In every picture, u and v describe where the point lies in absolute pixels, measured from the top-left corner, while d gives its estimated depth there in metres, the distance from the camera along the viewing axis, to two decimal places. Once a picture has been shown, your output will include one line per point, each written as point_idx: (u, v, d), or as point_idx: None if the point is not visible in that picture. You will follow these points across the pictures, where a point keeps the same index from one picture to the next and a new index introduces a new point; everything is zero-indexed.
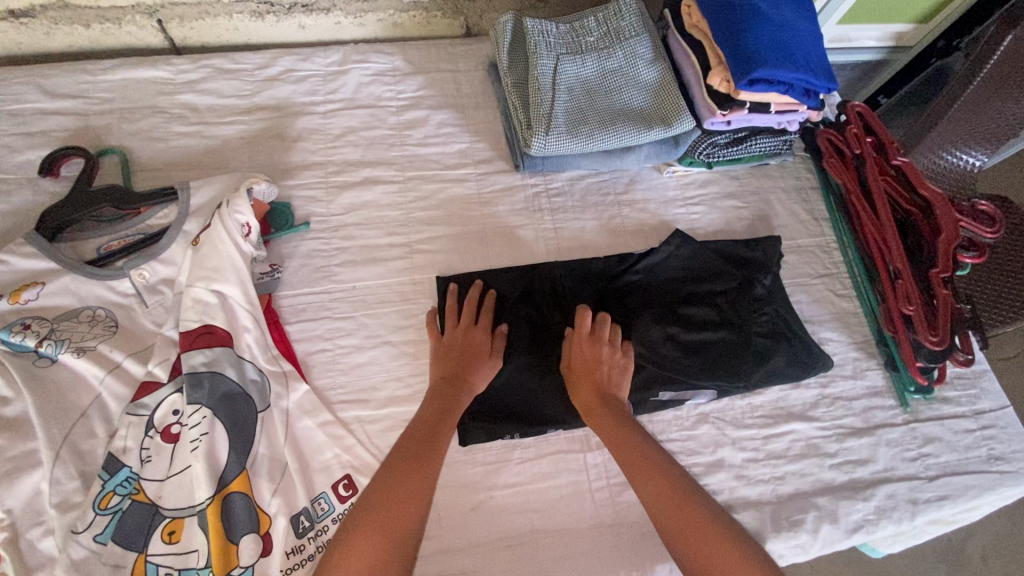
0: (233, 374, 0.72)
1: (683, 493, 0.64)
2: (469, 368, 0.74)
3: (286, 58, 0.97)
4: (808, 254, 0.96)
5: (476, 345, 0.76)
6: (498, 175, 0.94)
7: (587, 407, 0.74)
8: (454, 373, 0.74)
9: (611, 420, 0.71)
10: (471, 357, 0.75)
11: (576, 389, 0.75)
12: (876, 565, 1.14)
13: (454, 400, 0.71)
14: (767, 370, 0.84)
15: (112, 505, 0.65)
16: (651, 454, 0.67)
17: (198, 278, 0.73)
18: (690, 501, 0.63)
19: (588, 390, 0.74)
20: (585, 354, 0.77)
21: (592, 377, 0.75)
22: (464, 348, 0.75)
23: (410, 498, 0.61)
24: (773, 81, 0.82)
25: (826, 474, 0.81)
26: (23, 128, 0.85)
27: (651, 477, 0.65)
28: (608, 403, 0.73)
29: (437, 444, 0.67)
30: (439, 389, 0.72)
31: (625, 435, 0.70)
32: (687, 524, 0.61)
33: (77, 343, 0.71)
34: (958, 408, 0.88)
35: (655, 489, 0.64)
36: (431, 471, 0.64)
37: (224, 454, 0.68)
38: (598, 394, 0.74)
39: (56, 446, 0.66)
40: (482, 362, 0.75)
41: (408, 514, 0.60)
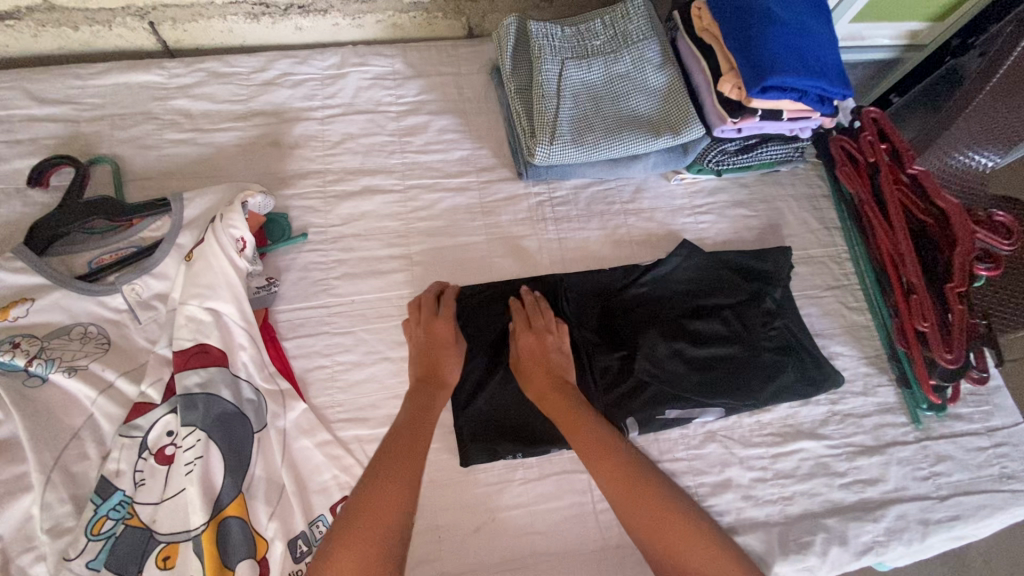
0: (228, 394, 0.70)
1: (644, 477, 0.65)
2: (442, 365, 0.73)
3: (282, 62, 0.94)
4: (819, 265, 0.93)
5: (443, 338, 0.74)
6: (501, 183, 0.92)
7: (540, 397, 0.72)
8: (427, 370, 0.72)
9: (569, 407, 0.70)
10: (444, 354, 0.74)
11: (528, 381, 0.74)
12: None
13: (433, 397, 0.70)
14: (776, 387, 0.82)
15: (104, 531, 0.63)
16: (609, 439, 0.68)
17: (191, 295, 0.71)
18: (652, 487, 0.65)
19: (542, 381, 0.73)
20: (530, 344, 0.75)
21: (542, 367, 0.74)
22: (432, 343, 0.74)
23: (398, 507, 0.60)
24: (786, 89, 0.79)
25: (836, 494, 0.79)
26: (11, 136, 0.83)
27: (613, 465, 0.66)
28: (564, 391, 0.72)
29: (419, 447, 0.65)
30: (415, 389, 0.71)
31: (584, 423, 0.69)
32: (650, 509, 0.63)
33: (68, 362, 0.69)
34: (971, 425, 0.86)
35: (618, 477, 0.65)
36: (416, 470, 0.63)
37: (220, 477, 0.66)
38: (551, 385, 0.72)
39: (47, 469, 0.64)
40: (452, 355, 0.74)
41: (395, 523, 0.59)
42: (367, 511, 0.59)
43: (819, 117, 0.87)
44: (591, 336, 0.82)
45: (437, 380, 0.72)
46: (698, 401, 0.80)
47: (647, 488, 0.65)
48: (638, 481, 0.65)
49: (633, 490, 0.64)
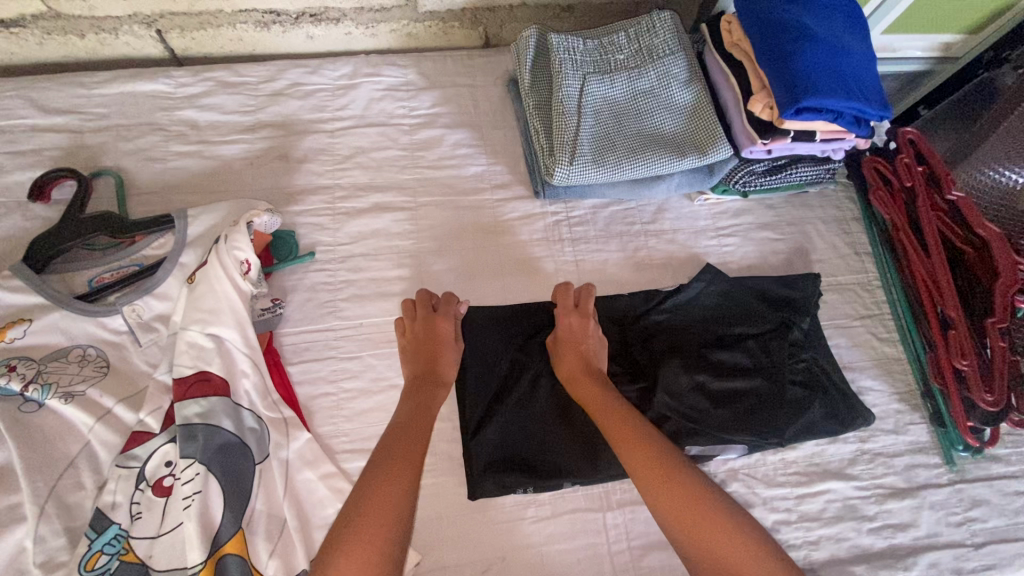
0: (230, 425, 0.67)
1: (672, 463, 0.61)
2: (441, 363, 0.72)
3: (292, 71, 0.90)
4: (848, 293, 0.89)
5: (440, 334, 0.73)
6: (516, 202, 0.88)
7: (570, 377, 0.72)
8: (425, 368, 0.71)
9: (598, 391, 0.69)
10: (443, 350, 0.72)
11: (562, 360, 0.73)
12: None
13: (432, 394, 0.69)
14: (802, 424, 0.78)
15: (99, 567, 0.60)
16: (635, 422, 0.65)
17: (192, 321, 0.68)
18: (680, 473, 0.60)
19: (575, 364, 0.72)
20: (572, 324, 0.74)
21: (576, 351, 0.73)
22: (428, 339, 0.73)
23: (399, 493, 0.58)
24: (820, 110, 0.75)
25: (864, 540, 0.75)
26: (13, 146, 0.80)
27: (639, 449, 0.62)
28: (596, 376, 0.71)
29: (421, 441, 0.64)
30: (415, 386, 0.70)
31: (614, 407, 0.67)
32: (677, 495, 0.59)
33: (65, 387, 0.67)
34: (1008, 467, 0.81)
35: (643, 463, 0.62)
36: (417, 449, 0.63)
37: (219, 513, 0.63)
38: (583, 367, 0.71)
39: (41, 500, 0.62)
40: (449, 351, 0.73)
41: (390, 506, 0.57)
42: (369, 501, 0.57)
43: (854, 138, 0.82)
44: (611, 365, 0.79)
45: (436, 378, 0.71)
46: (722, 438, 0.76)
47: (675, 474, 0.60)
48: (666, 467, 0.61)
49: (660, 477, 0.60)
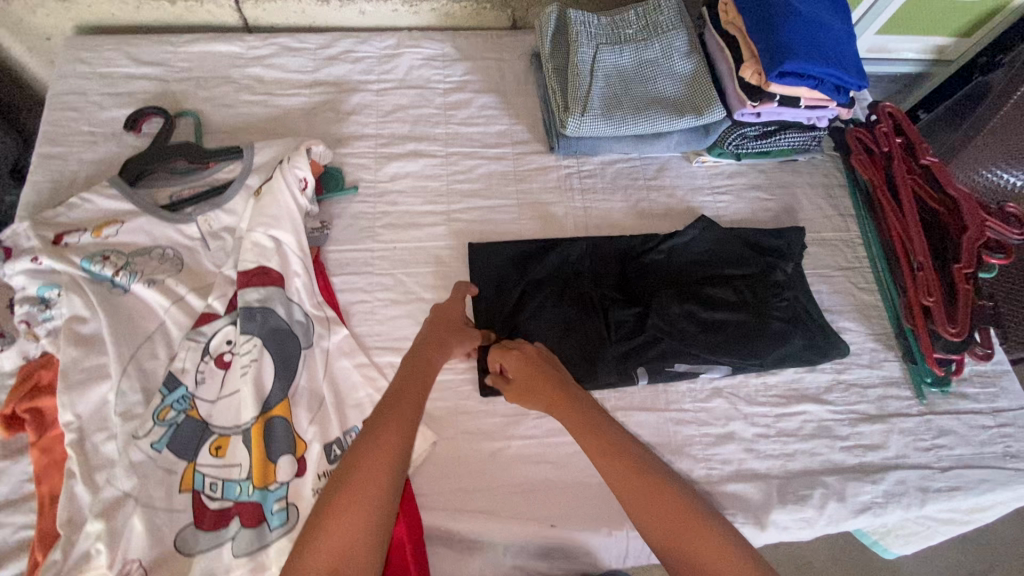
0: (282, 312, 0.79)
1: (656, 478, 0.63)
2: (447, 337, 0.76)
3: (345, 40, 1.05)
4: (831, 247, 0.98)
5: (454, 317, 0.79)
6: (533, 156, 1.00)
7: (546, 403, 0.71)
8: (427, 343, 0.74)
9: (576, 406, 0.69)
10: (449, 330, 0.77)
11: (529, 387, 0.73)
12: (880, 562, 1.18)
13: (433, 367, 0.72)
14: (784, 352, 0.86)
15: (168, 418, 0.72)
16: (616, 437, 0.66)
17: (258, 224, 0.81)
18: (665, 486, 0.62)
19: (539, 383, 0.72)
20: (525, 351, 0.75)
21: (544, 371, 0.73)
22: (440, 318, 0.78)
23: (387, 479, 0.58)
24: (802, 75, 0.85)
25: (836, 455, 0.82)
26: (112, 89, 0.96)
27: (624, 465, 0.64)
28: (568, 390, 0.70)
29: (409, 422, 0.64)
30: (412, 362, 0.71)
31: (597, 421, 0.68)
32: (662, 509, 0.61)
33: (148, 276, 0.79)
34: (976, 404, 0.88)
35: (625, 480, 0.63)
36: (402, 435, 0.62)
37: (269, 382, 0.75)
38: (555, 383, 0.72)
39: (124, 362, 0.74)
40: (459, 333, 0.77)
41: (368, 494, 0.57)
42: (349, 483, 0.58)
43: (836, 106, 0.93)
44: (610, 292, 0.89)
45: (441, 346, 0.75)
46: (706, 358, 0.85)
47: (657, 490, 0.62)
48: (650, 483, 0.63)
49: (644, 493, 0.62)
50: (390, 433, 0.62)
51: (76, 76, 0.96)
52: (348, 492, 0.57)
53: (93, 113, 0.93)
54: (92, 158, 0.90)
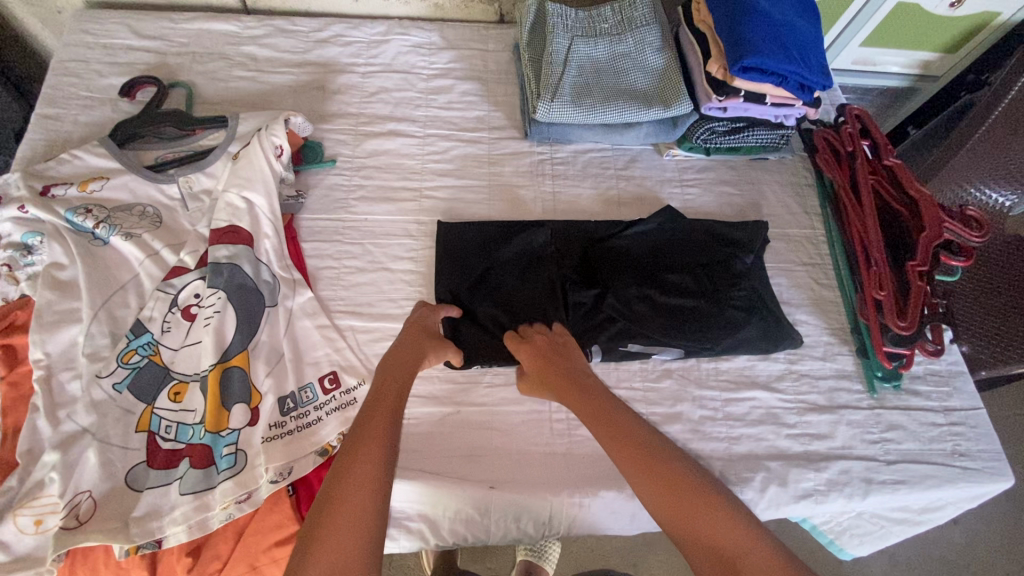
0: (249, 270, 0.82)
1: (665, 466, 0.63)
2: (419, 356, 0.74)
3: (337, 26, 1.10)
4: (794, 243, 1.00)
5: (417, 334, 0.77)
6: (509, 141, 1.04)
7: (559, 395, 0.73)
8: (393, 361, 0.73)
9: (588, 401, 0.71)
10: (420, 346, 0.76)
11: (546, 387, 0.75)
12: (841, 566, 1.19)
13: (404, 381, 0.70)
14: (736, 339, 0.88)
15: (132, 362, 0.76)
16: (635, 432, 0.67)
17: (232, 185, 0.85)
18: (679, 472, 0.63)
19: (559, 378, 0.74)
20: (544, 344, 0.78)
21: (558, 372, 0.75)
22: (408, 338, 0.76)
23: (370, 488, 0.57)
24: (765, 71, 0.88)
25: (781, 442, 0.83)
26: (113, 59, 1.01)
27: (630, 455, 0.64)
28: (581, 386, 0.73)
29: (392, 422, 0.64)
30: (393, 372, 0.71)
31: (608, 415, 0.69)
32: (676, 498, 0.61)
33: (126, 229, 0.83)
34: (927, 402, 0.88)
35: (635, 468, 0.64)
36: (384, 433, 0.62)
37: (230, 334, 0.78)
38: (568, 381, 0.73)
39: (96, 308, 0.78)
40: (428, 349, 0.76)
41: (363, 496, 0.56)
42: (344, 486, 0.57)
43: (802, 104, 0.96)
44: (571, 274, 0.91)
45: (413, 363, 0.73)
46: (659, 339, 0.87)
47: (667, 474, 0.63)
48: (665, 472, 0.63)
49: (658, 480, 0.62)
50: (374, 433, 0.62)
51: (79, 45, 1.02)
52: (339, 495, 0.56)
53: (92, 80, 0.99)
54: (87, 121, 0.95)
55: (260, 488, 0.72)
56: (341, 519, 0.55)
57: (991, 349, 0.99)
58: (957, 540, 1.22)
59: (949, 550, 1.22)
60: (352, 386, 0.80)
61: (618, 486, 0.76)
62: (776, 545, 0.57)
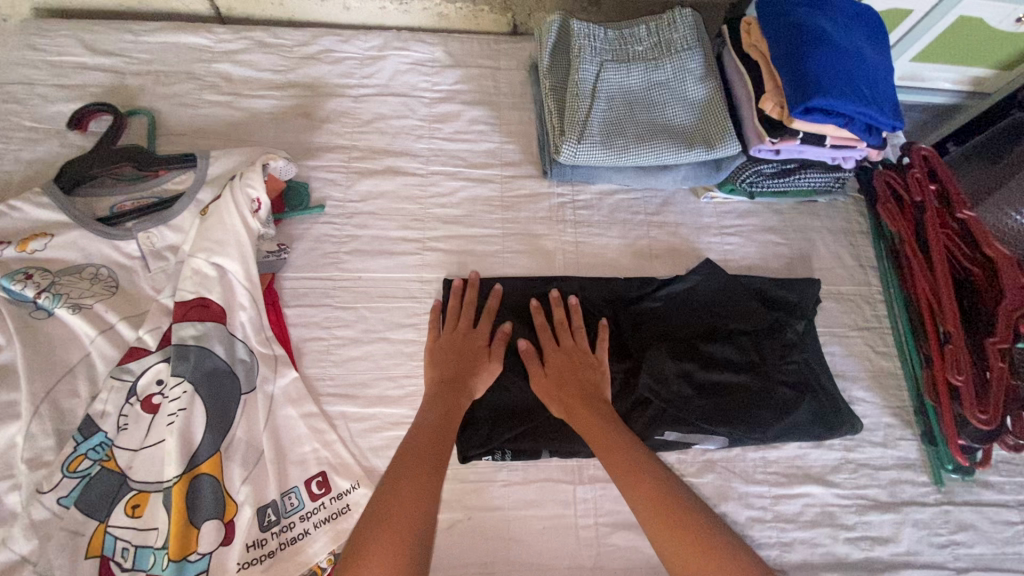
0: (221, 351, 0.70)
1: (675, 498, 0.58)
2: (469, 371, 0.71)
3: (326, 39, 0.95)
4: (849, 303, 0.88)
5: (474, 347, 0.73)
6: (524, 180, 0.90)
7: (569, 411, 0.69)
8: (453, 376, 0.70)
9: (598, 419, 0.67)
10: (472, 361, 0.72)
11: (559, 395, 0.70)
12: None
13: (453, 403, 0.68)
14: (788, 424, 0.77)
15: (80, 470, 0.63)
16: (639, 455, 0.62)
17: (200, 249, 0.72)
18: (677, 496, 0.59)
19: (569, 394, 0.70)
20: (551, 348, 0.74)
21: (569, 380, 0.71)
22: (462, 351, 0.72)
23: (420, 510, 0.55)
24: (830, 111, 0.75)
25: (840, 548, 0.73)
26: (61, 80, 0.86)
27: (648, 490, 0.59)
28: (592, 402, 0.69)
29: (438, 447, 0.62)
30: (437, 393, 0.69)
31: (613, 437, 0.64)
32: (686, 531, 0.56)
33: (74, 299, 0.70)
34: (1001, 496, 0.78)
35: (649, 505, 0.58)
36: (434, 459, 0.61)
37: (199, 433, 0.65)
38: (582, 399, 0.69)
39: (37, 400, 0.65)
40: (482, 364, 0.72)
41: (415, 515, 0.55)
42: (393, 507, 0.55)
43: (865, 146, 0.83)
44: None
45: (463, 382, 0.70)
46: (701, 426, 0.76)
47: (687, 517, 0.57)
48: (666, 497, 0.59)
49: (670, 523, 0.56)
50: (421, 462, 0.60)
51: (22, 62, 0.86)
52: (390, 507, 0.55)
53: (37, 106, 0.84)
54: (31, 157, 0.81)
55: None
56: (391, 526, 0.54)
57: None
58: None
59: None
60: (344, 489, 0.68)
61: None
62: None
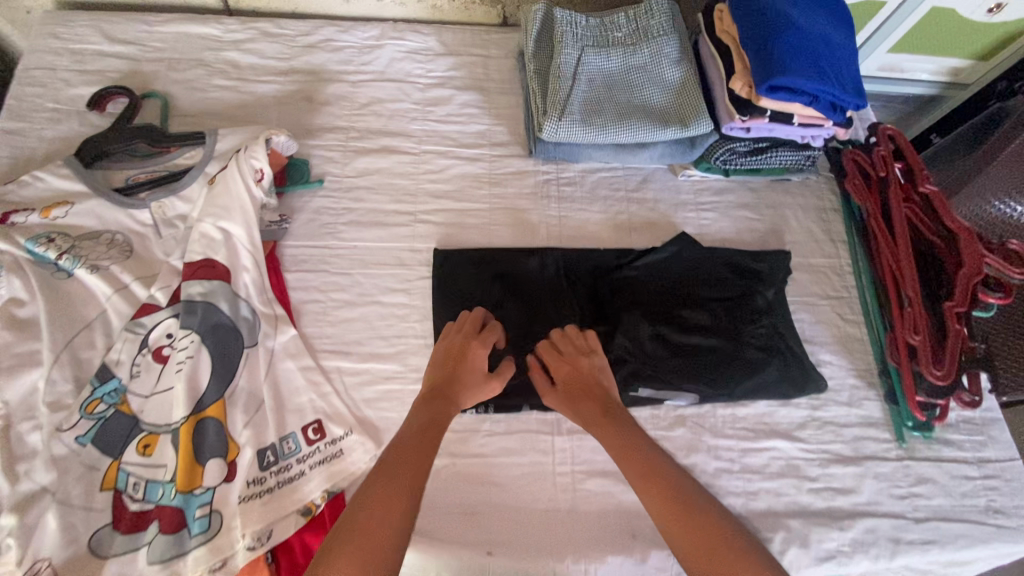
0: (226, 308, 0.76)
1: (700, 511, 0.59)
2: (464, 389, 0.69)
3: (327, 29, 1.02)
4: (818, 274, 0.93)
5: (473, 364, 0.71)
6: (511, 159, 0.96)
7: (590, 423, 0.68)
8: (444, 389, 0.68)
9: (622, 430, 0.66)
10: (467, 378, 0.70)
11: (579, 410, 0.70)
12: None
13: (443, 414, 0.65)
14: (756, 383, 0.82)
15: (97, 412, 0.69)
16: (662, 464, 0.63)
17: (208, 214, 0.78)
18: (701, 511, 0.59)
19: (592, 408, 0.69)
20: (566, 368, 0.73)
21: (590, 394, 0.70)
22: (461, 364, 0.71)
23: (397, 522, 0.53)
24: (795, 90, 0.80)
25: (803, 497, 0.77)
26: (81, 66, 0.93)
27: (667, 502, 0.60)
28: (615, 413, 0.68)
29: (427, 453, 0.60)
30: (428, 401, 0.66)
31: (637, 446, 0.65)
32: (710, 544, 0.57)
33: (92, 261, 0.76)
34: (960, 452, 0.82)
35: (668, 513, 0.59)
36: (420, 467, 0.59)
37: (205, 379, 0.72)
38: (603, 411, 0.68)
39: (58, 349, 0.71)
40: (477, 385, 0.70)
41: (390, 523, 0.53)
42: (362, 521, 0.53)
43: (832, 125, 0.88)
44: (577, 311, 0.84)
45: (455, 398, 0.68)
46: (673, 384, 0.81)
47: (707, 524, 0.58)
48: (688, 509, 0.59)
49: (692, 534, 0.57)
50: (407, 468, 0.58)
51: (46, 50, 0.94)
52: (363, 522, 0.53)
53: (58, 89, 0.91)
54: (53, 135, 0.88)
55: (236, 554, 0.66)
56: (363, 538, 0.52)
57: None
58: None
59: None
60: (338, 435, 0.73)
61: (626, 550, 0.71)
62: None
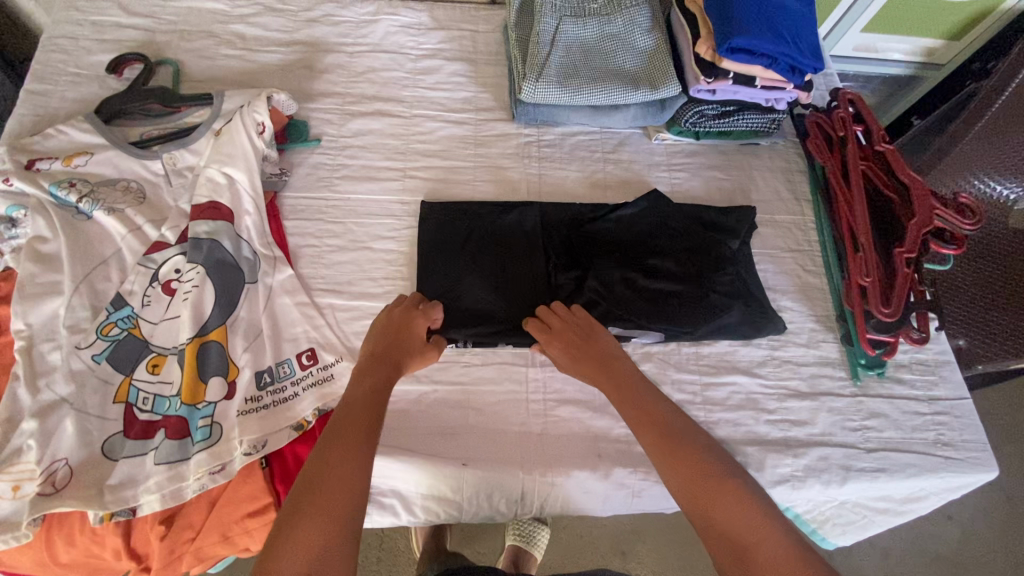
0: (229, 247, 0.83)
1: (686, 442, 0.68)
2: (404, 355, 0.75)
3: (327, 5, 1.10)
4: (782, 229, 0.99)
5: (412, 331, 0.77)
6: (496, 123, 1.03)
7: (592, 375, 0.76)
8: (385, 353, 0.74)
9: (618, 378, 0.75)
10: (408, 344, 0.75)
11: (580, 363, 0.77)
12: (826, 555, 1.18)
13: (386, 378, 0.71)
14: (721, 324, 0.87)
15: (111, 334, 0.76)
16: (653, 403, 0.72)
17: (213, 162, 0.87)
18: (686, 444, 0.67)
19: (589, 362, 0.76)
20: (569, 330, 0.78)
21: (587, 347, 0.77)
22: (402, 332, 0.76)
23: (356, 478, 0.61)
24: (755, 52, 0.86)
25: (760, 427, 0.83)
26: (101, 36, 1.02)
27: (654, 435, 0.69)
28: (612, 364, 0.76)
29: (376, 412, 0.67)
30: (371, 364, 0.72)
31: (631, 391, 0.73)
32: (694, 470, 0.65)
33: (109, 204, 0.84)
34: (912, 390, 0.87)
35: (659, 450, 0.68)
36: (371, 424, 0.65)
37: (209, 308, 0.79)
38: (598, 364, 0.76)
39: (78, 279, 0.78)
40: (416, 352, 0.76)
41: (352, 472, 0.61)
42: (318, 480, 0.60)
43: (793, 87, 0.94)
44: (552, 256, 0.90)
45: (397, 362, 0.74)
46: (640, 323, 0.85)
47: (693, 458, 0.66)
48: (674, 444, 0.67)
49: (683, 467, 0.65)
50: (352, 429, 0.64)
51: (69, 22, 1.02)
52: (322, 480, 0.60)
53: (80, 56, 0.99)
54: (75, 97, 0.96)
55: (234, 460, 0.73)
56: (322, 494, 0.58)
57: (987, 342, 1.00)
58: (945, 531, 1.22)
59: (936, 541, 1.22)
60: (329, 362, 0.80)
61: (591, 467, 0.77)
62: (778, 520, 0.61)
